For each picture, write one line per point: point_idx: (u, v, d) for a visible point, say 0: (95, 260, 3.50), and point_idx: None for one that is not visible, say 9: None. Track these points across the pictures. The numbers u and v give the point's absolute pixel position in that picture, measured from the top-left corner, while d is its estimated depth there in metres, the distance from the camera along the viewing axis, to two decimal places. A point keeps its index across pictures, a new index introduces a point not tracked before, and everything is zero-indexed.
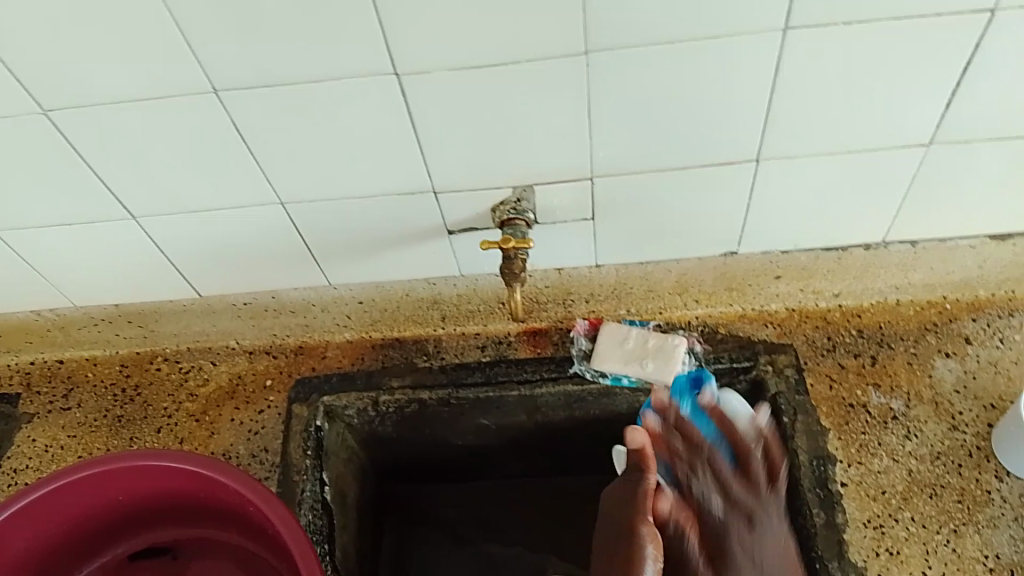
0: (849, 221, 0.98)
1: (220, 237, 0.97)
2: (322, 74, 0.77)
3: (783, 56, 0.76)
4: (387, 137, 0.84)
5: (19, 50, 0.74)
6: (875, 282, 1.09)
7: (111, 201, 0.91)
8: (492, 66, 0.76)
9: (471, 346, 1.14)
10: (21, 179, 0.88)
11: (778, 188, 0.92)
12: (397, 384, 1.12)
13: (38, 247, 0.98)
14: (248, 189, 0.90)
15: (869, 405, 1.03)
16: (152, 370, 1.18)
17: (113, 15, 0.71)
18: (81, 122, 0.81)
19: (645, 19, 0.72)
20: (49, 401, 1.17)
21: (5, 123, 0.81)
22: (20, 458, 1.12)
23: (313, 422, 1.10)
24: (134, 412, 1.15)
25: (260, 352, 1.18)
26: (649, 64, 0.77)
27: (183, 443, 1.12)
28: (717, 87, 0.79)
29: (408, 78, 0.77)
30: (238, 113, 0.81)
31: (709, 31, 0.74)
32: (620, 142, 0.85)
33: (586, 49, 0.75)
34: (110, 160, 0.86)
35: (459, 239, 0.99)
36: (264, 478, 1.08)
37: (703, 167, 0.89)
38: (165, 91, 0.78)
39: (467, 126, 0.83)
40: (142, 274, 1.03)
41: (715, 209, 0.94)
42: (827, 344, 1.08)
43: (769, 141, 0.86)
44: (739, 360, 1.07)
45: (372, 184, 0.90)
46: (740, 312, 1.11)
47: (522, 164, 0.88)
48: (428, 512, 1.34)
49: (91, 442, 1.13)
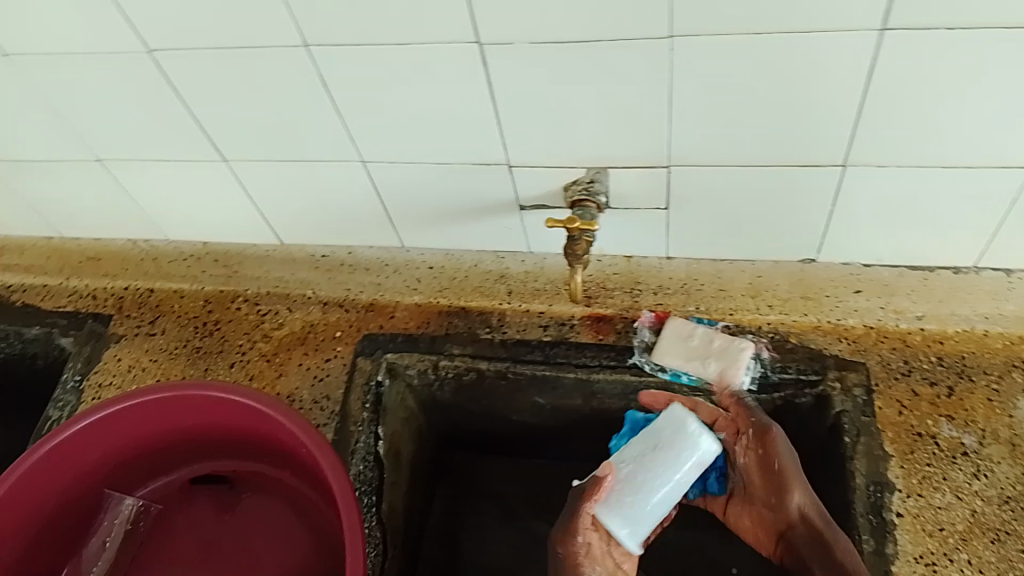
0: (940, 240, 0.93)
1: (303, 188, 1.01)
2: (408, 36, 0.78)
3: (879, 58, 0.73)
4: (467, 104, 0.85)
5: None
6: (963, 308, 1.05)
7: (206, 143, 0.96)
8: (574, 44, 0.76)
9: (534, 325, 1.14)
10: (126, 112, 0.93)
11: (863, 199, 0.88)
12: (458, 351, 1.15)
13: (138, 180, 1.04)
14: (331, 144, 0.93)
15: (939, 436, 0.99)
16: (233, 308, 1.24)
17: None
18: (182, 64, 0.85)
19: (735, 8, 0.70)
20: (137, 326, 1.25)
21: (113, 59, 0.86)
22: (106, 374, 1.21)
23: (375, 377, 1.14)
24: (211, 346, 1.21)
25: (333, 304, 1.22)
26: (736, 55, 0.74)
27: (252, 380, 1.17)
28: (805, 84, 0.76)
29: (491, 50, 0.78)
30: (327, 68, 0.83)
31: (801, 26, 0.71)
32: (700, 133, 0.83)
33: (671, 34, 0.73)
34: (206, 104, 0.90)
35: (531, 216, 0.99)
36: (320, 425, 1.12)
37: (785, 166, 0.86)
38: (261, 42, 0.81)
39: (545, 102, 0.83)
40: (229, 215, 1.08)
41: (794, 213, 0.92)
42: (902, 368, 1.03)
43: (858, 147, 0.82)
44: (805, 373, 1.04)
45: (449, 150, 0.91)
46: (815, 322, 1.07)
47: (598, 147, 0.87)
48: (478, 484, 1.37)
49: (170, 368, 1.20)
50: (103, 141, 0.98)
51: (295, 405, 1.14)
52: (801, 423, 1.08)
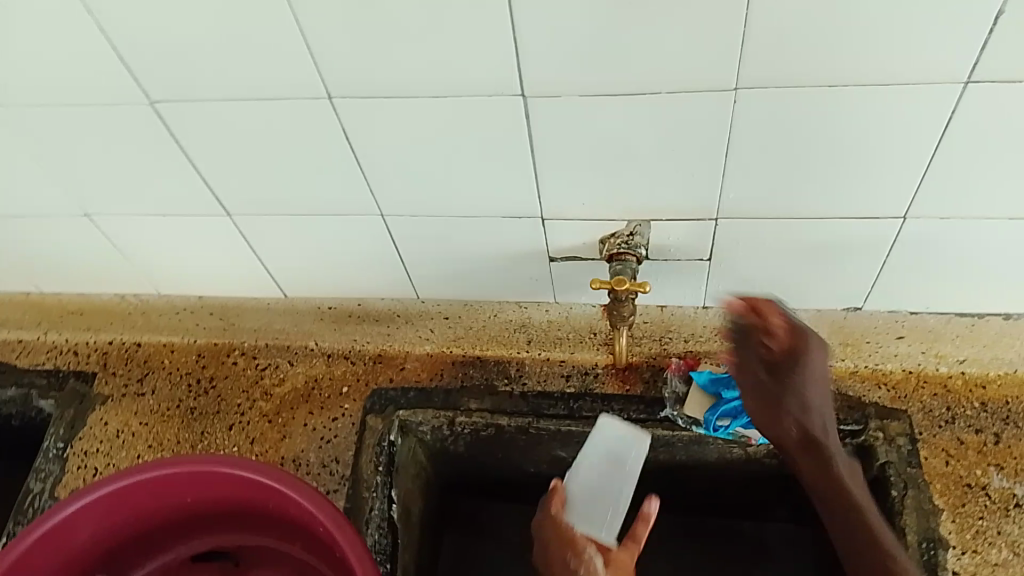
0: (994, 292, 0.89)
1: (314, 242, 0.94)
2: (445, 87, 0.72)
3: (959, 112, 0.69)
4: (503, 158, 0.78)
5: (137, 35, 0.71)
6: (1007, 352, 0.99)
7: (211, 195, 0.89)
8: (628, 96, 0.71)
9: (555, 375, 1.07)
10: (125, 164, 0.86)
11: (920, 250, 0.84)
12: (475, 406, 1.07)
13: (130, 234, 0.97)
14: (350, 197, 0.86)
15: (989, 487, 0.95)
16: (229, 364, 1.15)
17: (239, 13, 0.68)
18: (191, 114, 0.79)
19: (808, 59, 0.66)
20: (123, 384, 1.15)
21: (114, 110, 0.79)
22: (92, 440, 1.11)
23: (387, 437, 1.05)
24: (207, 406, 1.12)
25: (339, 355, 1.13)
26: (803, 106, 0.70)
27: (253, 443, 1.09)
28: (874, 137, 0.72)
29: (537, 102, 0.72)
30: (352, 120, 0.77)
31: (877, 78, 0.67)
32: (756, 187, 0.78)
33: (737, 85, 0.68)
34: (213, 156, 0.83)
35: (560, 268, 0.93)
36: (331, 491, 1.05)
37: (841, 219, 0.81)
38: (281, 93, 0.75)
39: (591, 155, 0.77)
40: (229, 267, 1.01)
41: (843, 262, 0.87)
42: (945, 415, 0.99)
43: (923, 200, 0.78)
44: (845, 422, 0.99)
45: (478, 205, 0.85)
46: (852, 368, 1.02)
47: (642, 201, 0.82)
48: (490, 529, 1.27)
49: (163, 433, 1.11)
50: (96, 194, 0.91)
51: (301, 469, 1.07)
52: None
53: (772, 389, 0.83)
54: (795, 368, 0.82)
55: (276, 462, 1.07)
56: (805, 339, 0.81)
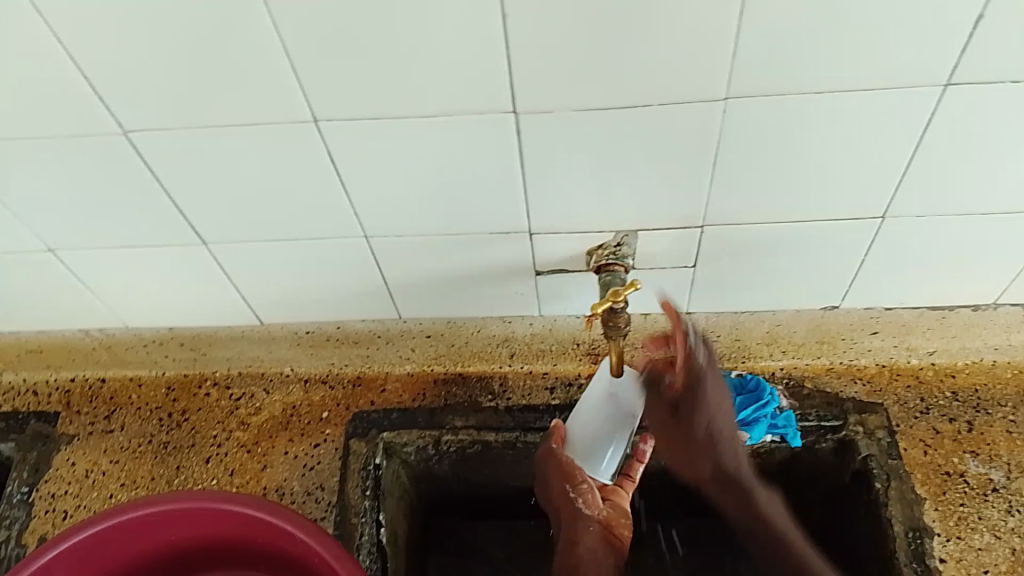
0: (962, 284, 0.93)
1: (292, 265, 0.92)
2: (433, 107, 0.71)
3: (937, 113, 0.71)
4: (491, 176, 0.78)
5: (107, 65, 0.69)
6: (975, 342, 1.03)
7: (183, 224, 0.86)
8: (618, 109, 0.71)
9: (540, 388, 1.07)
10: (91, 197, 0.83)
11: (895, 246, 0.86)
12: (461, 423, 1.05)
13: (96, 266, 0.93)
14: (331, 220, 0.85)
15: (967, 474, 0.96)
16: (201, 395, 1.11)
17: (219, 40, 0.66)
18: (163, 144, 0.76)
19: (795, 69, 0.67)
20: (90, 423, 1.10)
21: (83, 143, 0.76)
22: (59, 482, 1.05)
23: (372, 461, 1.03)
24: (181, 440, 1.08)
25: (316, 380, 1.10)
26: (789, 113, 0.71)
27: (233, 475, 1.04)
28: (855, 141, 0.74)
29: (527, 118, 0.72)
30: (337, 144, 0.75)
31: (860, 84, 0.68)
32: (741, 193, 0.79)
33: (726, 96, 0.70)
34: (186, 186, 0.81)
35: (545, 281, 0.93)
36: (319, 519, 1.00)
37: (822, 221, 0.83)
38: (262, 119, 0.73)
39: (578, 169, 0.77)
40: (202, 294, 0.98)
41: (824, 260, 0.88)
42: (920, 407, 1.01)
43: (901, 199, 0.80)
44: (827, 419, 1.00)
45: (463, 223, 0.84)
46: (828, 364, 1.04)
47: (629, 211, 0.82)
48: (472, 548, 1.23)
49: (136, 470, 1.06)
50: (58, 229, 0.87)
51: (285, 499, 1.02)
52: (815, 469, 1.04)
53: (678, 437, 0.82)
54: (704, 402, 0.79)
55: (258, 492, 1.03)
56: (699, 371, 0.79)
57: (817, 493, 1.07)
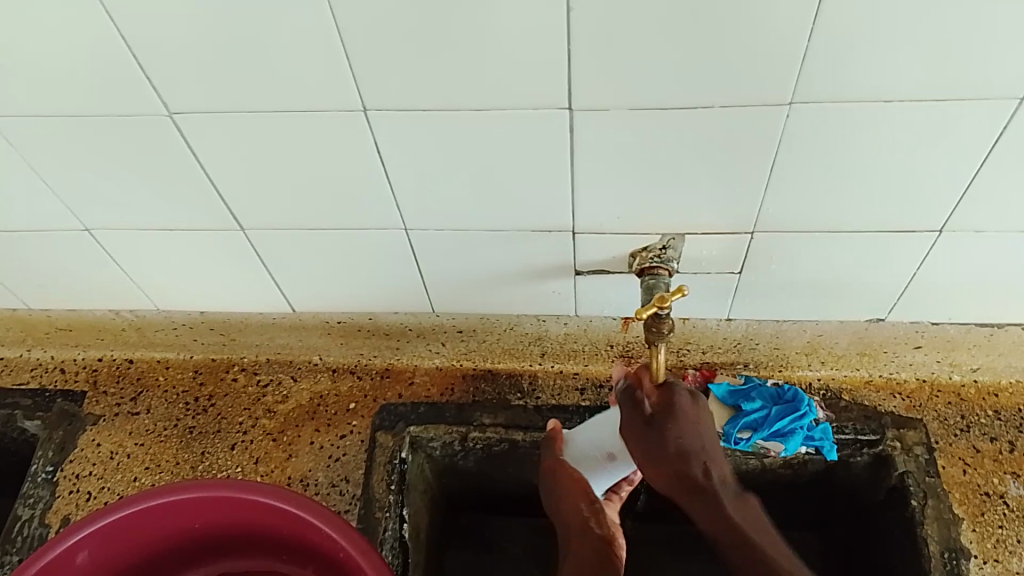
0: (1015, 303, 0.90)
1: (331, 254, 0.90)
2: (488, 100, 0.69)
3: (1009, 128, 0.69)
4: (541, 173, 0.76)
5: (158, 46, 0.67)
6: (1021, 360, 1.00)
7: (221, 209, 0.85)
8: (677, 111, 0.69)
9: (570, 388, 1.04)
10: (132, 178, 0.82)
11: (949, 261, 0.84)
12: (489, 421, 1.02)
13: (131, 248, 0.92)
14: (373, 212, 0.83)
15: (1007, 495, 0.93)
16: (228, 380, 1.10)
17: (274, 23, 0.65)
18: (209, 127, 0.75)
19: (865, 76, 0.65)
20: (116, 404, 1.09)
21: (127, 123, 0.75)
22: (83, 462, 1.04)
23: (399, 455, 1.00)
24: (207, 424, 1.06)
25: (344, 370, 1.09)
26: (854, 121, 0.69)
27: (257, 463, 1.03)
28: (920, 153, 0.71)
29: (583, 116, 0.70)
30: (386, 135, 0.74)
31: (932, 95, 0.66)
32: (797, 202, 0.77)
33: (792, 100, 0.67)
34: (229, 171, 0.79)
35: (585, 281, 0.91)
36: (342, 513, 0.98)
37: (877, 233, 0.80)
38: (312, 107, 0.72)
39: (631, 169, 0.75)
40: (235, 279, 0.96)
41: (875, 271, 0.86)
42: (961, 424, 0.98)
43: (961, 213, 0.77)
44: (864, 432, 0.97)
45: (507, 219, 0.82)
46: (867, 377, 1.01)
47: (679, 215, 0.80)
48: (492, 543, 1.16)
49: (161, 454, 1.05)
50: (94, 210, 0.86)
51: (309, 490, 1.00)
52: (849, 482, 1.01)
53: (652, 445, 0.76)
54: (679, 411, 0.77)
55: (282, 482, 1.01)
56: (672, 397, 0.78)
57: (849, 506, 1.04)
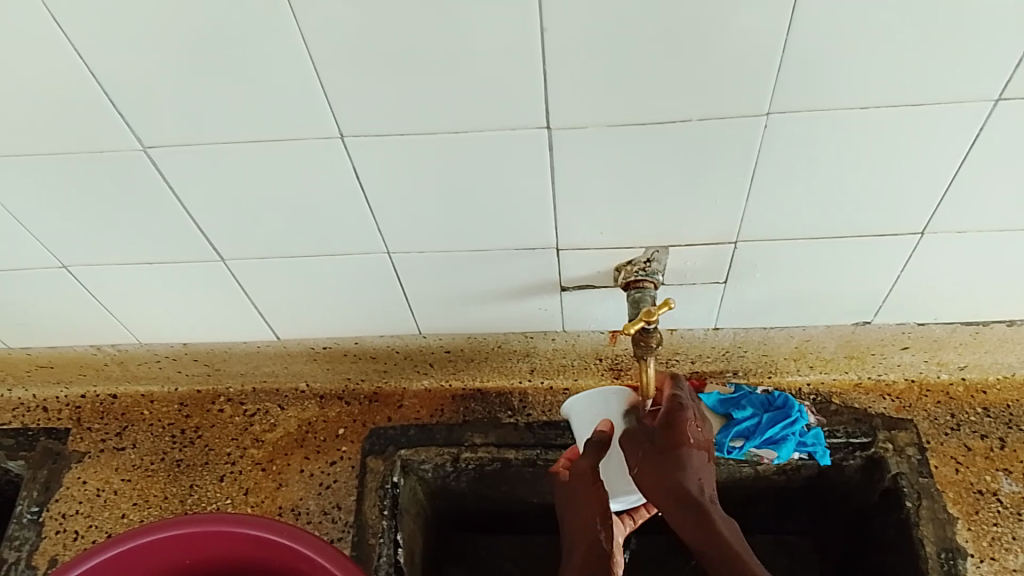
0: (1001, 301, 0.90)
1: (314, 281, 0.90)
2: (465, 122, 0.69)
3: (985, 128, 0.69)
4: (523, 192, 0.76)
5: (128, 81, 0.67)
6: (1008, 358, 0.99)
7: (201, 242, 0.84)
8: (655, 125, 0.69)
9: (561, 405, 1.04)
10: (106, 214, 0.80)
11: (933, 261, 0.84)
12: (480, 441, 1.00)
13: (109, 283, 0.91)
14: (354, 237, 0.82)
15: (1000, 492, 0.93)
16: (214, 411, 1.09)
17: (246, 54, 0.64)
18: (183, 160, 0.74)
19: (841, 83, 0.65)
20: (101, 440, 1.07)
21: (100, 160, 0.74)
22: (69, 501, 1.03)
23: (390, 480, 0.98)
24: (194, 457, 1.05)
25: (331, 397, 1.08)
26: (832, 129, 0.69)
27: (247, 494, 1.01)
28: (897, 158, 0.72)
29: (561, 133, 0.70)
30: (363, 161, 0.73)
31: (907, 99, 0.66)
32: (778, 210, 0.77)
33: (768, 111, 0.68)
34: (205, 203, 0.79)
35: (571, 296, 0.91)
36: (336, 540, 0.96)
37: (859, 238, 0.81)
38: (287, 135, 0.71)
39: (611, 184, 0.75)
40: (216, 308, 0.95)
41: (859, 276, 0.86)
42: (951, 423, 0.98)
43: (942, 213, 0.78)
44: (855, 435, 0.96)
45: (489, 239, 0.82)
46: (856, 380, 1.02)
47: (661, 227, 0.80)
48: (485, 565, 1.13)
49: (148, 488, 1.03)
50: (71, 248, 0.85)
51: (301, 519, 0.99)
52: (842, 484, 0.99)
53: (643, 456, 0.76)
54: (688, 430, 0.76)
55: (274, 512, 0.99)
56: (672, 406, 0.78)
57: (844, 508, 1.02)
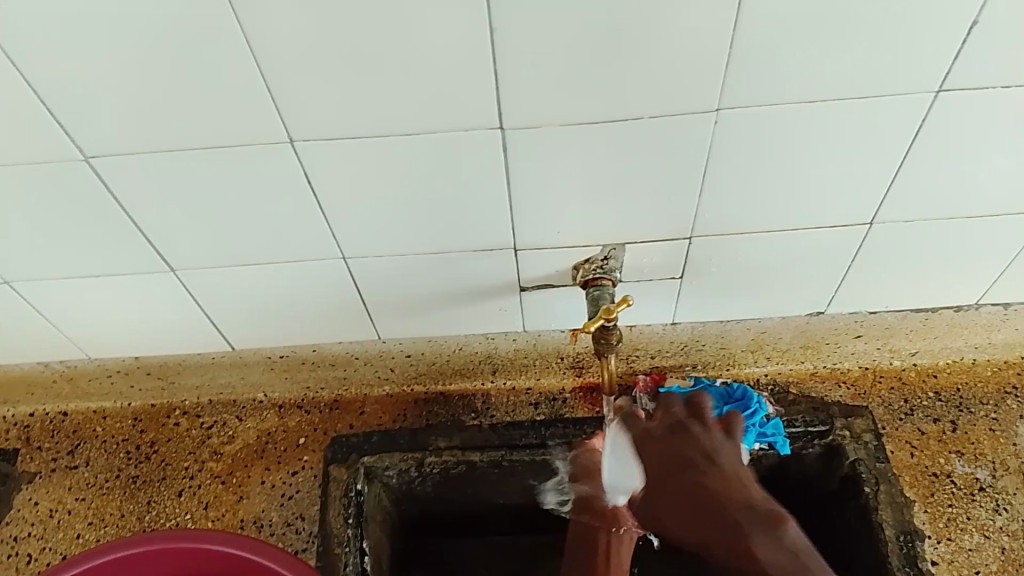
0: (947, 286, 0.93)
1: (268, 289, 0.88)
2: (417, 124, 0.69)
3: (927, 120, 0.71)
4: (478, 193, 0.76)
5: (68, 90, 0.65)
6: (957, 342, 1.01)
7: (150, 252, 0.82)
8: (607, 123, 0.69)
9: (523, 403, 1.04)
10: (48, 227, 0.78)
11: (884, 251, 0.86)
12: (445, 444, 0.99)
13: (55, 298, 0.89)
14: (309, 242, 0.81)
15: (953, 474, 0.95)
16: (169, 426, 1.06)
17: (192, 60, 0.63)
18: (128, 169, 0.72)
19: (788, 77, 0.66)
20: (53, 459, 1.04)
21: (40, 171, 0.72)
22: (21, 524, 1.00)
23: (354, 487, 0.96)
24: (151, 473, 1.02)
25: (291, 406, 1.06)
26: (778, 124, 0.70)
27: (207, 508, 0.99)
28: (847, 150, 0.73)
29: (515, 134, 0.70)
30: (316, 166, 0.72)
31: (852, 93, 0.68)
32: (731, 204, 0.78)
33: (719, 107, 0.68)
34: (153, 213, 0.77)
35: (531, 296, 0.91)
36: (302, 552, 0.95)
37: (811, 229, 0.82)
38: (237, 141, 0.70)
39: (565, 183, 0.75)
40: (169, 319, 0.93)
41: (811, 266, 0.88)
42: (905, 408, 1.00)
43: (888, 204, 0.79)
44: (814, 424, 0.97)
45: (447, 241, 0.81)
46: (812, 369, 1.03)
47: (617, 225, 0.80)
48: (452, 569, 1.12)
49: (104, 507, 1.00)
50: (13, 262, 0.83)
51: (264, 531, 0.97)
52: (804, 474, 1.00)
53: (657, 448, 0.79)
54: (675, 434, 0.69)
55: (235, 525, 0.97)
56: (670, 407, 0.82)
57: (809, 497, 1.03)
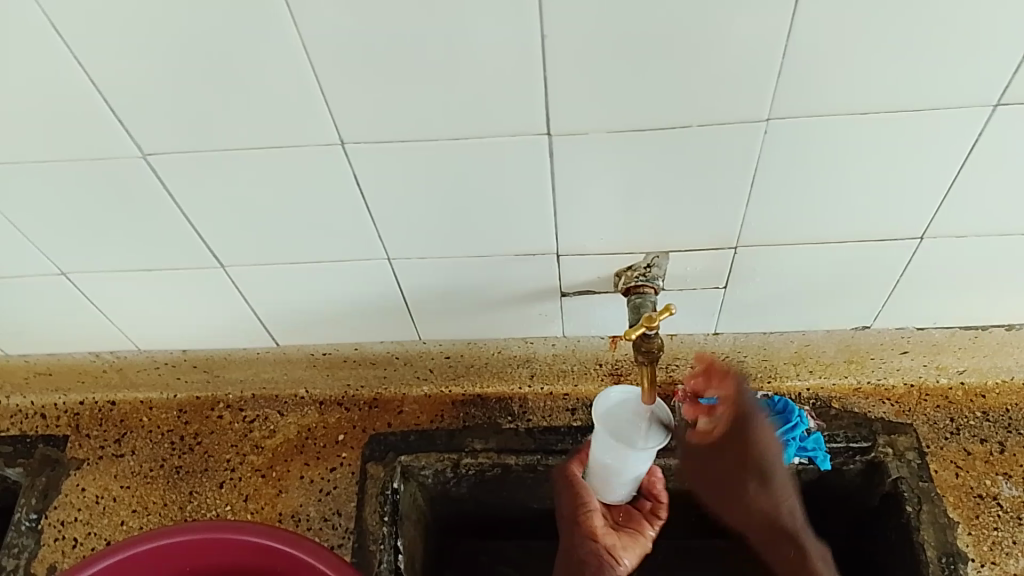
0: (998, 304, 0.91)
1: (312, 287, 0.90)
2: (464, 129, 0.69)
3: (982, 135, 0.69)
4: (523, 197, 0.76)
5: (128, 89, 0.67)
6: (1007, 361, 0.99)
7: (200, 248, 0.84)
8: (654, 131, 0.69)
9: (560, 409, 1.03)
10: (103, 221, 0.80)
11: (933, 266, 0.84)
12: (481, 446, 1.00)
13: (108, 290, 0.91)
14: (354, 242, 0.82)
15: (1000, 496, 0.93)
16: (213, 418, 1.08)
17: (248, 62, 0.64)
18: (182, 167, 0.74)
19: (840, 89, 0.65)
20: (100, 447, 1.07)
21: (98, 166, 0.74)
22: (68, 509, 1.02)
23: (390, 485, 0.97)
24: (194, 464, 1.04)
25: (331, 403, 1.07)
26: (828, 136, 0.69)
27: (247, 501, 1.00)
28: (898, 164, 0.72)
29: (561, 140, 0.70)
30: (364, 167, 0.73)
31: (905, 106, 0.67)
32: (777, 215, 0.77)
33: (768, 117, 0.68)
34: (204, 210, 0.79)
35: (571, 301, 0.91)
36: (337, 547, 0.96)
37: (858, 243, 0.81)
38: (288, 142, 0.71)
39: (610, 190, 0.75)
40: (215, 314, 0.95)
41: (857, 280, 0.86)
42: (950, 427, 0.98)
43: (938, 219, 0.78)
44: (855, 440, 0.95)
45: (490, 244, 0.82)
46: (856, 384, 1.01)
47: (660, 233, 0.80)
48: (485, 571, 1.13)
49: (147, 495, 1.02)
50: (69, 254, 0.85)
51: (301, 526, 0.98)
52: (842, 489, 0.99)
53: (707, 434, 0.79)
54: (746, 423, 0.79)
55: (274, 519, 0.99)
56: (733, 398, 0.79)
57: (848, 513, 1.01)
